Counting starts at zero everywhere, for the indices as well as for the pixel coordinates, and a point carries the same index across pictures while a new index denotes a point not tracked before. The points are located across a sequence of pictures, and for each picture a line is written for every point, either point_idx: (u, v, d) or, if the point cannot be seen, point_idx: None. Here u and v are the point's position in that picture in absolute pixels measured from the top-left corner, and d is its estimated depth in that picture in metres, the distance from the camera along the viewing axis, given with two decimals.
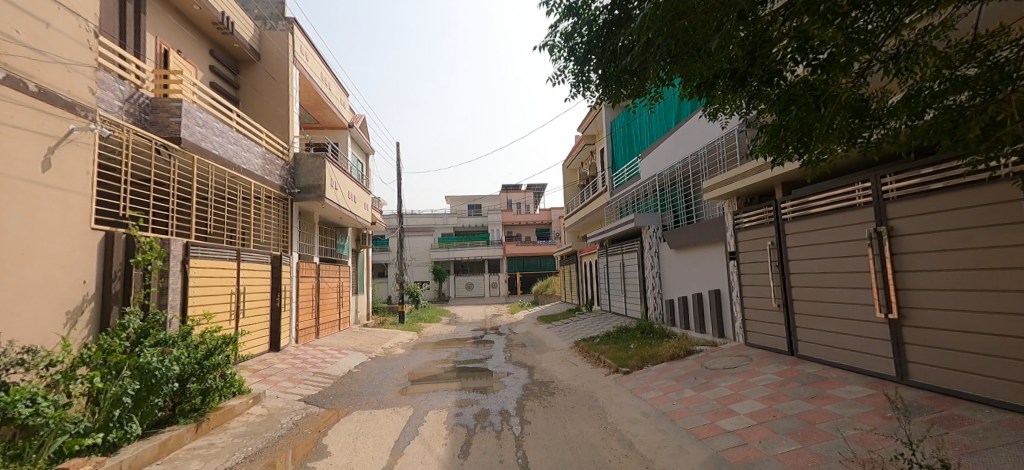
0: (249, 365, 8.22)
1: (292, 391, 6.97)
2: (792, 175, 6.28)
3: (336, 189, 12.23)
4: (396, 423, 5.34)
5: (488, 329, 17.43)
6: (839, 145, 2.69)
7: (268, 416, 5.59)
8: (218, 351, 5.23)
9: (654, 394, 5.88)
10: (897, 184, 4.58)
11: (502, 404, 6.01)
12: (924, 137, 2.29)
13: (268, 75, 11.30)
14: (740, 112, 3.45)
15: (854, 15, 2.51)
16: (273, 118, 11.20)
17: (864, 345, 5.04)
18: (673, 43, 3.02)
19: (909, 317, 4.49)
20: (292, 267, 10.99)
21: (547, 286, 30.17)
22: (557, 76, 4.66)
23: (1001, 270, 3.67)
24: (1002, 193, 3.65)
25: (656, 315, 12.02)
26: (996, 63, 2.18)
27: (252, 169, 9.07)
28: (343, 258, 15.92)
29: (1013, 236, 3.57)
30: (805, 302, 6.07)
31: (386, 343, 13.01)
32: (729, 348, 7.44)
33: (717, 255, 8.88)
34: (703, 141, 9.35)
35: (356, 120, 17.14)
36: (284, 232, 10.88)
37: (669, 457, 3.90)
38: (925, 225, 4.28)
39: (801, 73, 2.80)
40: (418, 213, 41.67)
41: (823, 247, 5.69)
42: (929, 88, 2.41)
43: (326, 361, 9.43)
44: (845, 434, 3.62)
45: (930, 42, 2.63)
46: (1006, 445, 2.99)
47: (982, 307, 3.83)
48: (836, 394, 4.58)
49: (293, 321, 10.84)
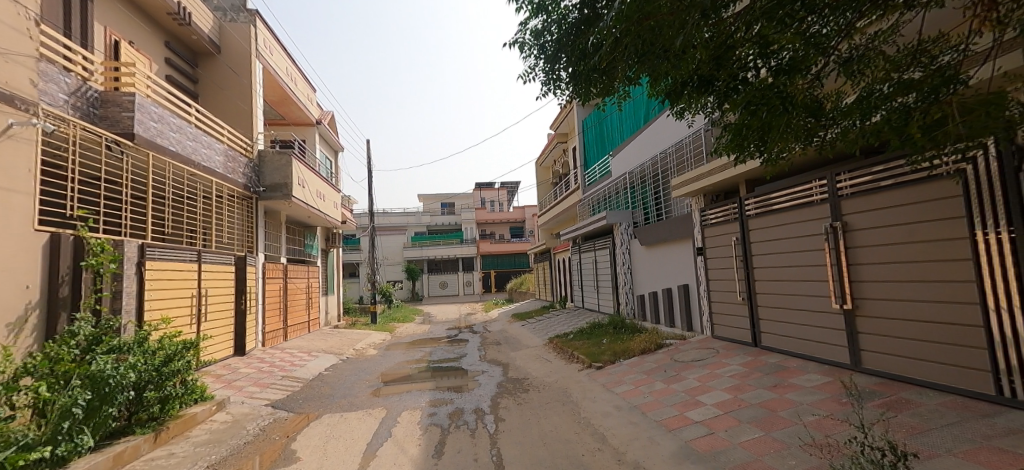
0: (212, 370, 7.90)
1: (258, 396, 6.75)
2: (755, 173, 6.49)
3: (303, 187, 11.83)
4: (368, 425, 5.27)
5: (462, 327, 17.38)
6: (797, 144, 2.84)
7: (233, 422, 5.40)
8: (178, 357, 4.95)
9: (626, 387, 6.00)
10: (850, 182, 4.81)
11: (477, 402, 6.01)
12: (874, 136, 2.44)
13: (230, 69, 10.85)
14: (705, 111, 3.54)
15: (811, 19, 2.64)
16: (235, 113, 10.77)
17: (822, 335, 5.28)
18: (641, 42, 3.08)
19: (863, 307, 4.74)
20: (258, 269, 10.58)
21: (521, 283, 30.36)
22: (528, 74, 4.66)
23: (942, 262, 3.91)
24: (943, 189, 3.86)
25: (628, 310, 12.26)
26: (939, 67, 2.36)
27: (214, 166, 8.68)
28: (312, 258, 15.50)
29: (955, 230, 3.77)
30: (767, 295, 6.32)
31: (358, 344, 12.73)
32: (697, 341, 7.67)
33: (686, 251, 9.11)
34: (673, 140, 9.56)
35: (324, 117, 16.70)
36: (249, 231, 10.48)
37: (640, 448, 4.00)
38: (876, 220, 4.52)
39: (762, 75, 2.88)
40: (391, 211, 41.01)
41: (782, 242, 5.97)
42: (880, 90, 2.55)
43: (294, 365, 9.17)
44: (804, 420, 3.80)
45: (880, 47, 2.79)
46: (948, 426, 3.20)
47: (927, 296, 4.06)
48: (795, 383, 4.78)
49: (258, 324, 10.48)
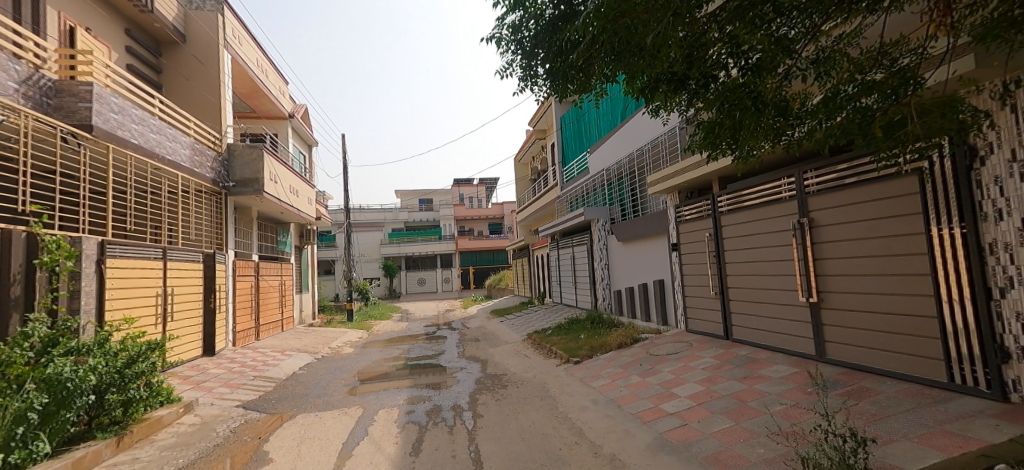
0: (180, 372, 7.63)
1: (229, 397, 6.56)
2: (727, 170, 6.63)
3: (275, 182, 11.51)
4: (344, 424, 5.19)
5: (440, 324, 17.30)
6: (767, 142, 2.93)
7: (201, 425, 5.23)
8: (142, 358, 4.76)
9: (603, 381, 6.08)
10: (817, 180, 4.98)
11: (455, 399, 6.00)
12: (839, 136, 2.54)
13: (195, 59, 10.44)
14: (680, 109, 3.59)
15: (780, 21, 2.72)
16: (202, 105, 10.37)
17: (790, 327, 5.47)
18: (616, 40, 3.11)
19: (827, 300, 4.93)
20: (227, 266, 10.25)
21: (499, 280, 30.42)
22: (505, 70, 4.63)
23: (900, 256, 4.10)
24: (902, 187, 4.04)
25: (605, 305, 12.43)
26: (898, 70, 2.47)
27: (180, 160, 8.34)
28: (286, 255, 15.12)
29: (912, 226, 3.95)
30: (739, 289, 6.49)
31: (333, 343, 12.52)
32: (671, 335, 7.85)
33: (661, 246, 9.27)
34: (649, 137, 9.70)
35: (297, 110, 16.27)
36: (217, 228, 10.12)
37: (617, 441, 4.06)
38: (840, 217, 4.70)
39: (733, 74, 2.95)
40: (367, 208, 40.36)
41: (752, 238, 6.15)
42: (844, 90, 2.65)
43: (266, 364, 8.95)
44: (772, 410, 3.93)
45: (844, 49, 2.90)
46: (905, 413, 3.36)
47: (887, 289, 4.24)
48: (764, 374, 4.94)
49: (229, 323, 10.17)
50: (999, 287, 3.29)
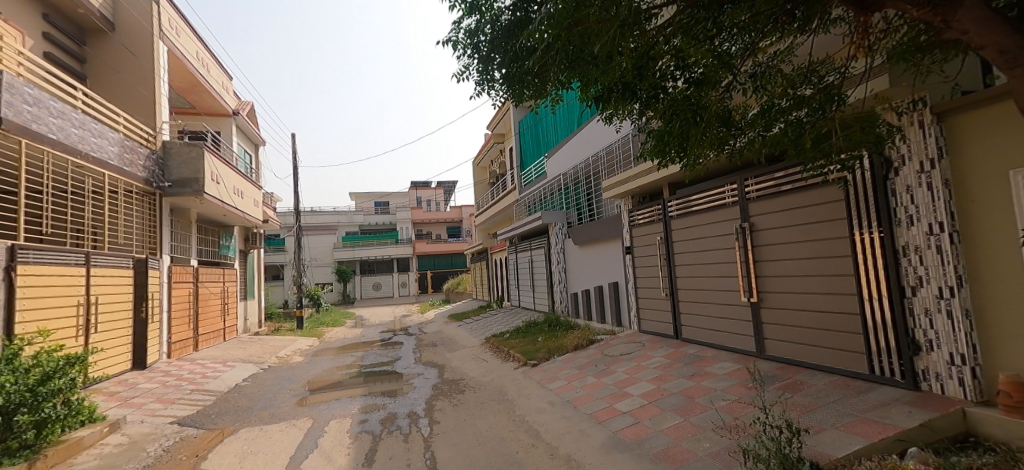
0: (105, 387, 7.01)
1: (162, 413, 6.10)
2: (676, 176, 6.92)
3: (218, 182, 10.85)
4: (292, 436, 4.96)
5: (397, 330, 16.92)
6: (711, 151, 3.08)
7: (130, 445, 4.82)
8: (60, 374, 4.35)
9: (560, 383, 6.16)
10: (756, 187, 5.30)
11: (411, 406, 5.89)
12: (774, 146, 2.71)
13: (125, 49, 9.69)
14: (631, 117, 3.70)
15: (722, 36, 2.89)
16: (133, 99, 9.64)
17: (733, 325, 5.78)
18: (570, 49, 3.18)
19: (767, 299, 5.24)
20: (162, 272, 9.53)
21: (458, 283, 30.16)
22: (462, 73, 4.60)
23: (828, 258, 4.43)
24: (830, 194, 4.37)
25: (562, 308, 12.61)
26: (825, 86, 2.68)
27: (107, 157, 7.69)
28: (229, 260, 14.27)
29: (838, 230, 4.28)
30: (687, 290, 6.78)
31: (281, 352, 11.93)
32: (625, 336, 8.07)
33: (615, 250, 9.53)
34: (603, 143, 9.97)
35: (242, 107, 15.45)
36: (150, 231, 9.37)
37: (572, 442, 4.12)
38: (777, 222, 5.02)
39: (680, 85, 3.10)
40: (320, 210, 38.87)
41: (700, 241, 6.45)
42: (778, 104, 2.84)
43: (206, 376, 8.40)
44: (717, 405, 4.13)
45: (778, 66, 3.11)
46: (833, 403, 3.63)
47: (817, 289, 4.57)
48: (710, 371, 5.19)
49: (163, 334, 9.45)
50: (911, 285, 3.61)
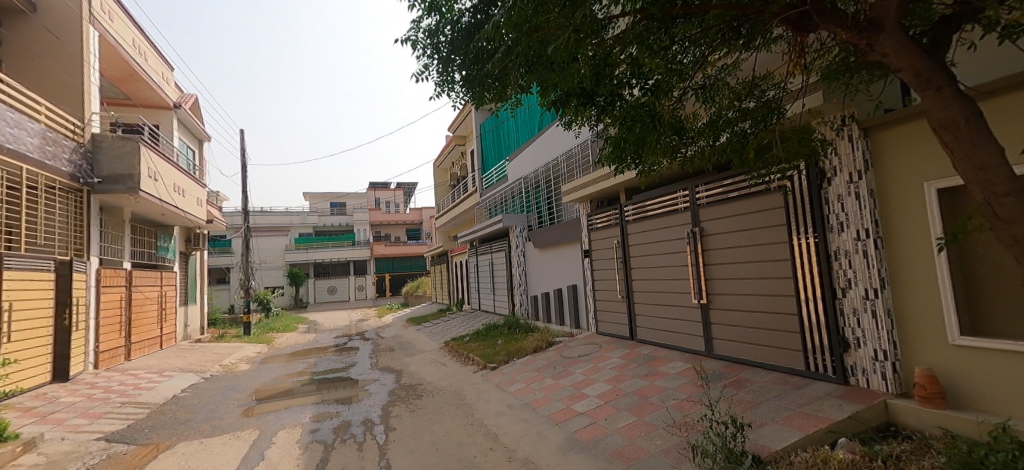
0: (20, 402, 6.36)
1: (87, 429, 5.60)
2: (632, 182, 7.12)
3: (156, 179, 10.13)
4: (236, 449, 4.69)
5: (353, 334, 16.42)
6: (664, 158, 3.20)
7: (47, 465, 4.39)
8: None
9: (519, 386, 6.18)
10: (707, 193, 5.54)
11: (366, 413, 5.72)
12: (721, 154, 2.86)
13: (48, 32, 8.84)
14: (589, 123, 3.79)
15: (674, 48, 3.03)
16: (58, 87, 8.85)
17: (684, 326, 6.01)
18: (530, 53, 3.22)
19: (715, 301, 5.48)
20: (89, 275, 8.76)
21: (417, 286, 29.66)
22: (421, 73, 4.52)
23: (770, 261, 4.70)
24: (772, 201, 4.64)
25: (522, 311, 12.69)
26: (766, 100, 2.86)
27: (25, 149, 7.00)
28: (168, 262, 13.32)
29: (779, 235, 4.56)
30: (642, 292, 7.00)
31: (226, 360, 11.26)
32: (583, 337, 8.22)
33: (574, 253, 9.69)
34: (563, 148, 10.12)
35: (185, 100, 14.52)
36: (77, 231, 8.62)
37: (530, 444, 4.14)
38: (724, 227, 5.28)
39: (636, 93, 3.21)
40: (271, 210, 37.07)
41: (654, 245, 6.68)
42: (725, 115, 3.01)
43: (140, 388, 7.79)
44: (668, 403, 4.27)
45: (725, 79, 3.29)
46: (774, 398, 3.85)
47: (760, 291, 4.83)
48: (663, 370, 5.37)
49: (89, 343, 8.69)
50: (842, 287, 3.91)
